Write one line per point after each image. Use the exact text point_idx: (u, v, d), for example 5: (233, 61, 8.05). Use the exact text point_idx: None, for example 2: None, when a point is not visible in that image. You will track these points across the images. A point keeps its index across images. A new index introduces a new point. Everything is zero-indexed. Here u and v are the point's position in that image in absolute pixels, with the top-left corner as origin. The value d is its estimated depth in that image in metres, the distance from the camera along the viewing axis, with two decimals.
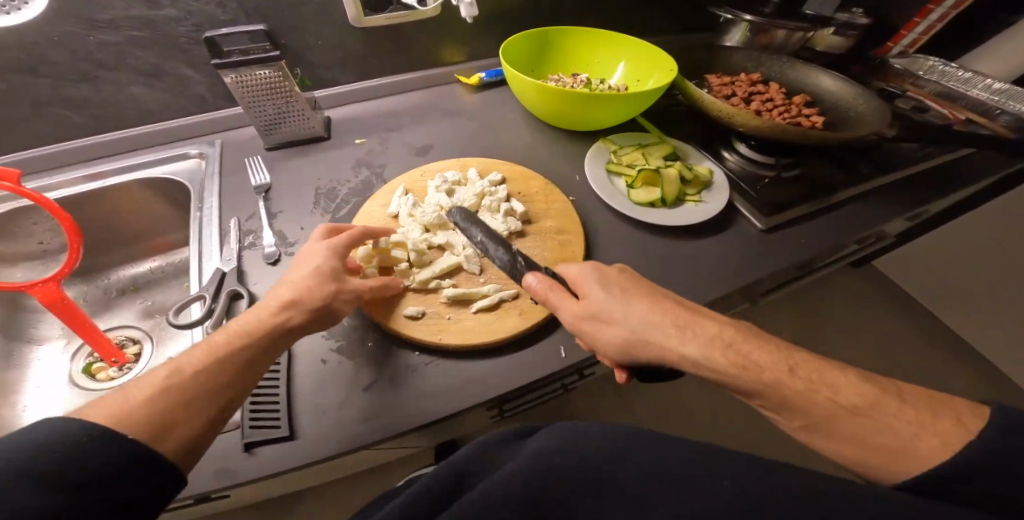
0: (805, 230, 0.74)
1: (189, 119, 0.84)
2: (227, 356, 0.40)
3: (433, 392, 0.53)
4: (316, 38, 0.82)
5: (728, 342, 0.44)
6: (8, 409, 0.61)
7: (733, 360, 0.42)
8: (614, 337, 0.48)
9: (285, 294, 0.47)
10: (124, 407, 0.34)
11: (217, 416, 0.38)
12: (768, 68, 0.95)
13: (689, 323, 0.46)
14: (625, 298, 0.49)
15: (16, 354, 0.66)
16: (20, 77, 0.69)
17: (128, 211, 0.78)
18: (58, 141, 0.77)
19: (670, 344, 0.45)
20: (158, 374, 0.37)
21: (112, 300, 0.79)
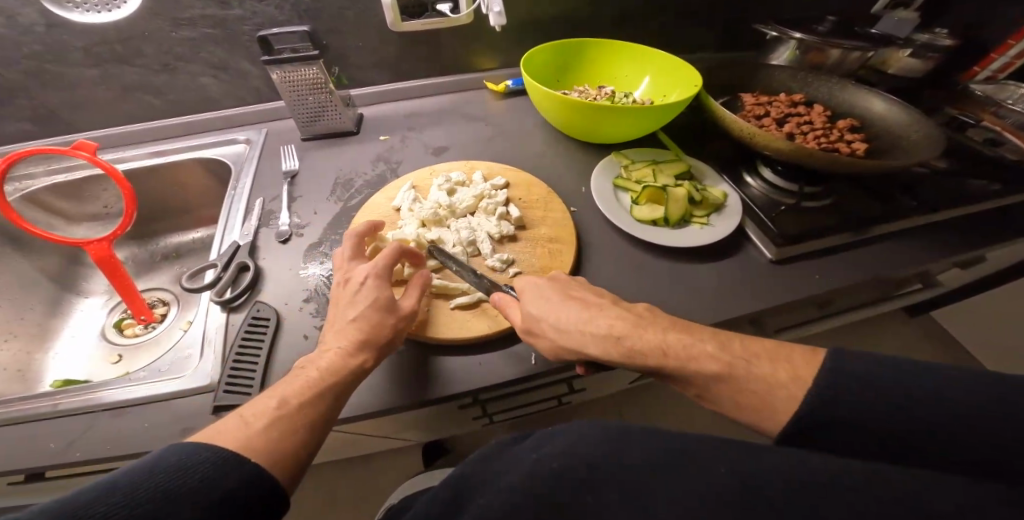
0: (824, 265, 0.68)
1: (243, 108, 0.93)
2: (323, 394, 0.47)
3: (398, 379, 0.55)
4: (360, 40, 0.89)
5: (620, 335, 0.46)
6: (43, 352, 0.72)
7: (622, 352, 0.45)
8: (545, 347, 0.50)
9: (354, 328, 0.52)
10: (248, 436, 0.40)
11: (313, 441, 0.44)
12: (814, 90, 0.89)
13: (591, 321, 0.48)
14: (548, 305, 0.51)
15: (64, 304, 0.78)
16: (116, 66, 0.81)
17: (182, 185, 0.89)
18: (136, 122, 0.90)
19: (579, 346, 0.48)
20: (269, 405, 0.44)
21: (155, 264, 0.90)
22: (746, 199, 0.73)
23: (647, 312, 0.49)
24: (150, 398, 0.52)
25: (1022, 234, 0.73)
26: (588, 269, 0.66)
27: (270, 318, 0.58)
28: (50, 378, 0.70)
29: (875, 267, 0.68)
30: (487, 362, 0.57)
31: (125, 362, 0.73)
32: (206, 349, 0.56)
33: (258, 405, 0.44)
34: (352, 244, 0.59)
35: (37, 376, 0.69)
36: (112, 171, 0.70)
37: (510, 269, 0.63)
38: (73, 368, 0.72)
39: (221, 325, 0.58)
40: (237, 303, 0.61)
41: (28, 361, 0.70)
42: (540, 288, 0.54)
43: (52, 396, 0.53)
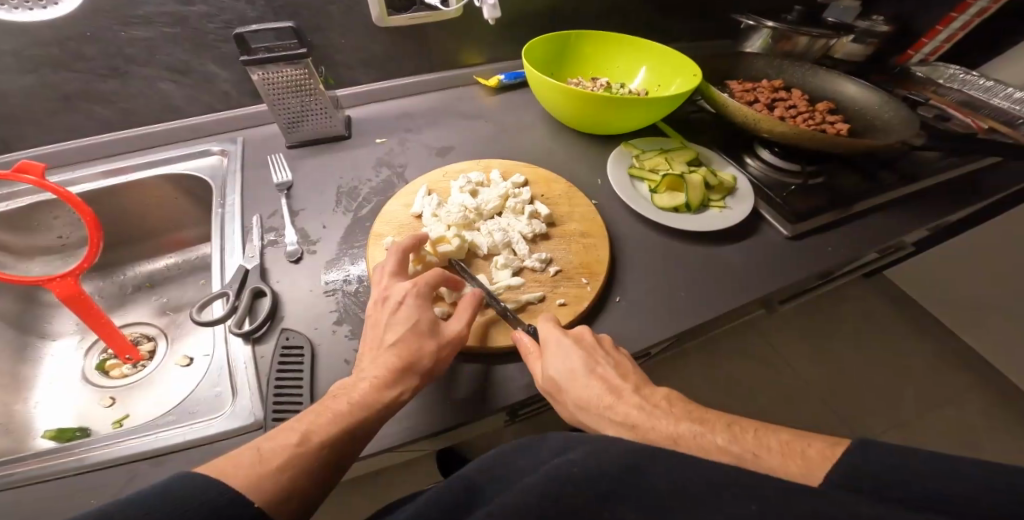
0: (829, 239, 0.73)
1: (213, 116, 0.83)
2: (347, 432, 0.42)
3: (457, 394, 0.53)
4: (342, 37, 0.82)
5: (632, 424, 0.43)
6: (20, 404, 0.63)
7: (637, 436, 0.42)
8: (561, 413, 0.49)
9: (393, 354, 0.48)
10: (259, 474, 0.37)
11: (320, 480, 0.40)
12: (790, 75, 0.95)
13: (611, 407, 0.45)
14: (565, 381, 0.48)
15: (31, 349, 0.69)
16: (55, 72, 0.69)
17: (150, 206, 0.79)
18: (84, 136, 0.78)
19: (598, 427, 0.45)
20: (290, 440, 0.40)
21: (128, 296, 0.80)
22: (754, 182, 0.76)
23: (666, 401, 0.45)
24: (186, 445, 0.47)
25: (980, 197, 0.84)
26: (622, 262, 0.66)
27: (304, 346, 0.54)
28: (39, 426, 0.62)
29: (869, 235, 0.74)
30: None
31: (121, 407, 0.66)
32: (239, 389, 0.51)
33: (279, 439, 0.40)
34: (392, 258, 0.56)
35: (24, 428, 0.60)
36: (69, 195, 0.61)
37: (549, 268, 0.62)
38: (58, 417, 0.64)
39: (249, 358, 0.53)
40: (260, 333, 0.55)
41: (9, 414, 0.61)
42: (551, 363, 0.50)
43: (66, 452, 0.47)
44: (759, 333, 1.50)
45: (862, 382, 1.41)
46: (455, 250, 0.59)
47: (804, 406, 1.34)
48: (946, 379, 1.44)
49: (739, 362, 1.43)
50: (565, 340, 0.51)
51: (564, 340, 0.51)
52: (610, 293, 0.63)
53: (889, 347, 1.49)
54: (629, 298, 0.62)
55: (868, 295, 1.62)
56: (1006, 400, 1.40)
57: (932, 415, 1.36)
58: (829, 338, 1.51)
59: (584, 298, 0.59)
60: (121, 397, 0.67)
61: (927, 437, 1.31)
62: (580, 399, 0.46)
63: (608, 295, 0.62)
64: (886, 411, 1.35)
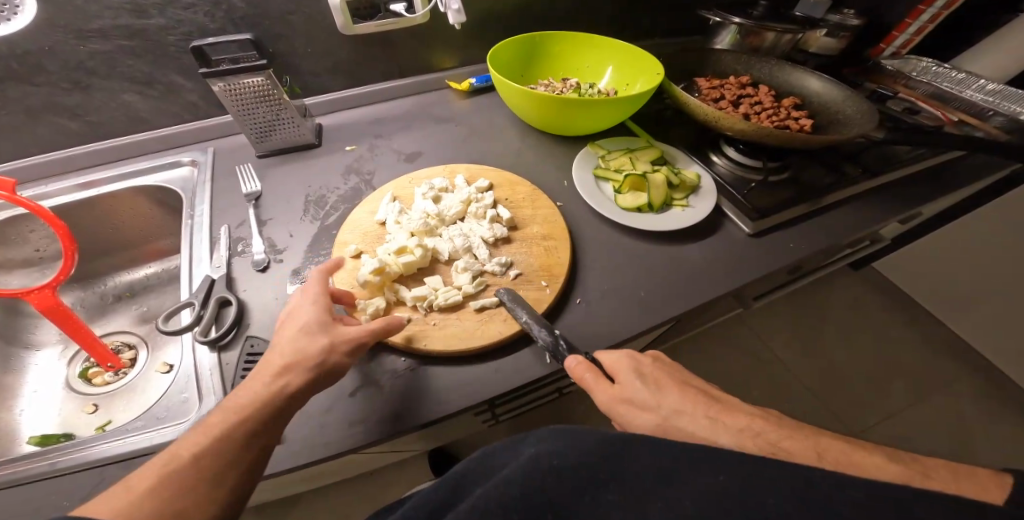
0: (793, 234, 0.74)
1: (183, 126, 0.84)
2: (224, 441, 0.41)
3: (417, 398, 0.54)
4: (306, 45, 0.83)
5: (758, 432, 0.41)
6: (8, 413, 0.64)
7: (766, 448, 0.39)
8: (648, 423, 0.45)
9: (281, 355, 0.47)
10: (127, 502, 0.35)
11: (214, 498, 0.39)
12: (758, 70, 0.95)
13: (719, 416, 0.43)
14: (664, 388, 0.46)
15: (15, 359, 0.70)
16: (17, 87, 0.70)
17: (125, 218, 0.80)
18: (54, 149, 0.79)
19: (707, 435, 0.41)
20: (158, 461, 0.39)
21: (109, 305, 0.82)
22: (716, 179, 0.77)
23: (774, 413, 0.44)
24: (155, 448, 0.49)
25: (947, 188, 0.85)
26: (583, 264, 0.67)
27: (267, 353, 0.55)
28: (23, 433, 0.63)
29: (832, 229, 0.75)
30: (504, 364, 0.57)
31: (104, 414, 0.68)
32: (205, 395, 0.53)
33: (146, 476, 0.38)
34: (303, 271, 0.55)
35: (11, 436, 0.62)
36: (40, 208, 0.62)
37: (510, 272, 0.63)
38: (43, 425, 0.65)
39: (215, 366, 0.55)
40: (225, 341, 0.57)
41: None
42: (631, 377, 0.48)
43: (40, 457, 0.49)
44: (745, 327, 1.51)
45: (848, 373, 1.42)
46: (416, 258, 0.60)
47: (790, 398, 1.36)
48: (930, 366, 1.45)
49: (726, 356, 1.44)
50: (645, 358, 0.51)
51: (643, 357, 0.51)
52: (570, 294, 0.64)
53: (874, 338, 1.51)
54: (588, 299, 0.64)
55: (853, 287, 1.63)
56: (990, 386, 1.42)
57: (917, 405, 1.37)
58: (814, 329, 1.52)
59: (543, 301, 0.61)
60: (104, 404, 0.69)
61: (912, 426, 1.33)
62: (677, 402, 0.45)
63: (568, 297, 0.64)
64: (872, 402, 1.37)
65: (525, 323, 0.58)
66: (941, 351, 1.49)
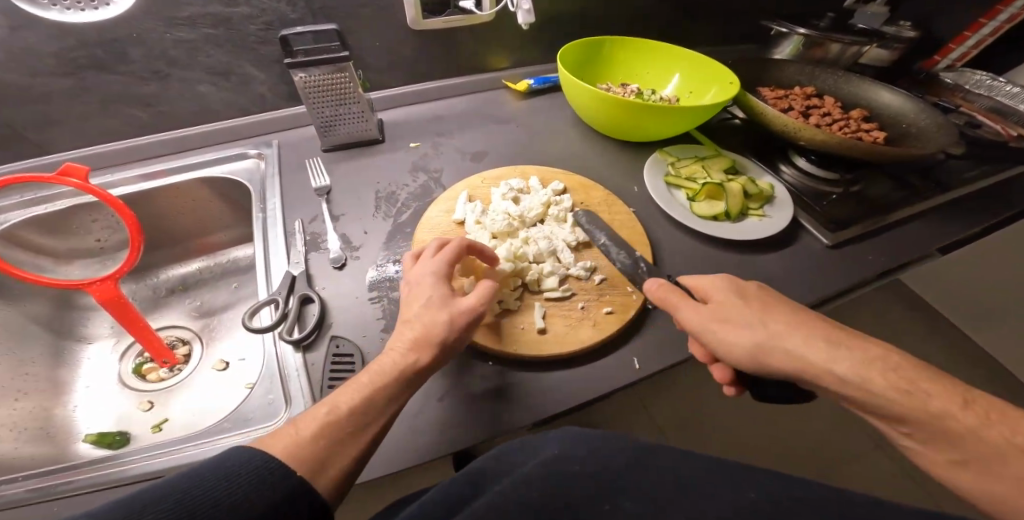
0: (869, 247, 0.73)
1: (247, 119, 0.83)
2: (370, 402, 0.43)
3: (506, 403, 0.53)
4: (378, 39, 0.82)
5: (886, 365, 0.44)
6: (61, 408, 0.59)
7: (894, 383, 0.43)
8: (743, 341, 0.48)
9: (412, 327, 0.48)
10: (294, 445, 0.39)
11: (361, 452, 0.42)
12: (823, 81, 0.97)
13: (836, 342, 0.46)
14: (774, 316, 0.48)
15: (67, 354, 0.65)
16: (97, 75, 0.69)
17: (188, 209, 0.79)
18: (126, 139, 0.79)
19: (813, 357, 0.45)
20: (318, 413, 0.42)
21: (162, 299, 0.80)
22: (790, 190, 0.77)
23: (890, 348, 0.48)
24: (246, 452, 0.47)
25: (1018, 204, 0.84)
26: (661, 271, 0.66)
27: (354, 354, 0.54)
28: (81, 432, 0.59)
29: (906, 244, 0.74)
30: (591, 370, 0.56)
31: (160, 411, 0.63)
32: (292, 395, 0.52)
33: (308, 425, 0.41)
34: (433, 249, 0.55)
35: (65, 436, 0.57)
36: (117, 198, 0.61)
37: (594, 276, 0.62)
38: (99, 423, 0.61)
39: (301, 365, 0.54)
40: (309, 340, 0.55)
41: (47, 418, 0.58)
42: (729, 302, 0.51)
43: (126, 457, 0.47)
44: None
45: None
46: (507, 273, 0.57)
47: None
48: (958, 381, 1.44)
49: None
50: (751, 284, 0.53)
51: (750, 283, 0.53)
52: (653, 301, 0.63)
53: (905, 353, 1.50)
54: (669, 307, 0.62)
55: (884, 302, 1.62)
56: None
57: None
58: None
59: (630, 306, 0.60)
60: (160, 400, 0.64)
61: None
62: (790, 328, 0.47)
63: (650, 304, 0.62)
64: None
65: (613, 329, 0.58)
66: (976, 369, 1.47)
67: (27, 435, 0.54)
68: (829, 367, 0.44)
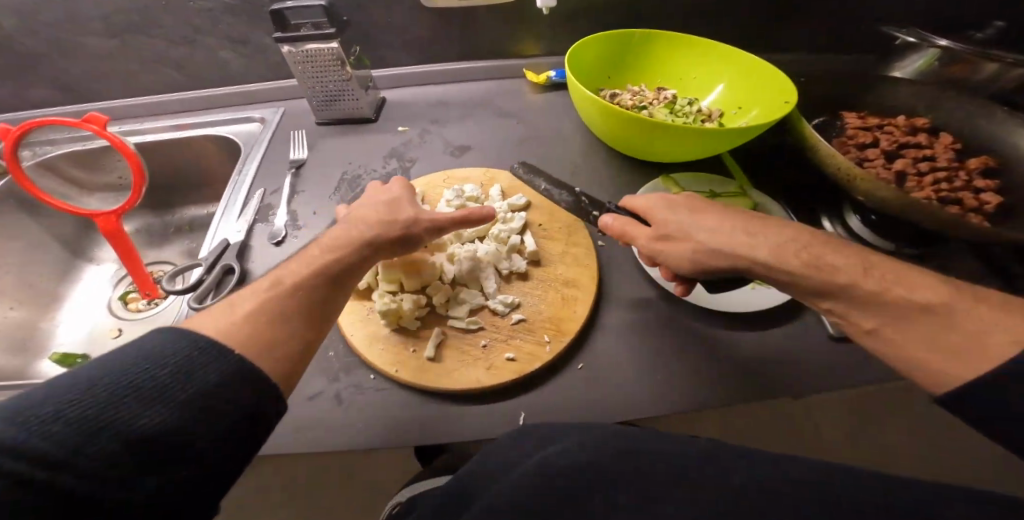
0: None
1: (262, 84, 0.85)
2: (287, 294, 0.42)
3: (368, 426, 0.49)
4: (388, 14, 0.79)
5: (863, 266, 0.40)
6: (45, 323, 0.71)
7: (822, 267, 0.41)
8: (683, 252, 0.46)
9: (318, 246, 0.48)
10: (229, 322, 0.38)
11: (303, 338, 0.41)
12: (947, 112, 0.73)
13: (771, 237, 0.44)
14: (702, 221, 0.46)
15: (73, 270, 0.78)
16: (136, 37, 0.77)
17: (199, 161, 0.85)
18: (151, 95, 0.85)
19: (743, 249, 0.43)
20: (226, 311, 0.39)
21: (169, 235, 0.89)
22: None
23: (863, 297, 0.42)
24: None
25: None
26: (603, 322, 0.56)
27: None
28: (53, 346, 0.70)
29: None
30: (467, 413, 0.50)
31: (120, 342, 0.71)
32: None
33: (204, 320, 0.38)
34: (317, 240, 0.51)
35: (35, 350, 0.68)
36: (122, 144, 0.69)
37: (512, 314, 0.55)
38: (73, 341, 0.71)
39: None
40: (217, 310, 0.57)
41: (31, 332, 0.69)
42: (665, 216, 0.48)
43: (22, 391, 0.52)
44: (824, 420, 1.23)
45: None
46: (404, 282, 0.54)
47: None
48: None
49: None
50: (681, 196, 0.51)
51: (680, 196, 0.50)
52: (575, 356, 0.53)
53: None
54: (594, 367, 0.53)
55: None
56: None
57: None
58: None
59: (538, 358, 0.52)
60: (126, 330, 0.72)
61: None
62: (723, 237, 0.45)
63: (569, 358, 0.53)
64: None
65: (507, 379, 0.51)
66: None
67: (2, 340, 0.65)
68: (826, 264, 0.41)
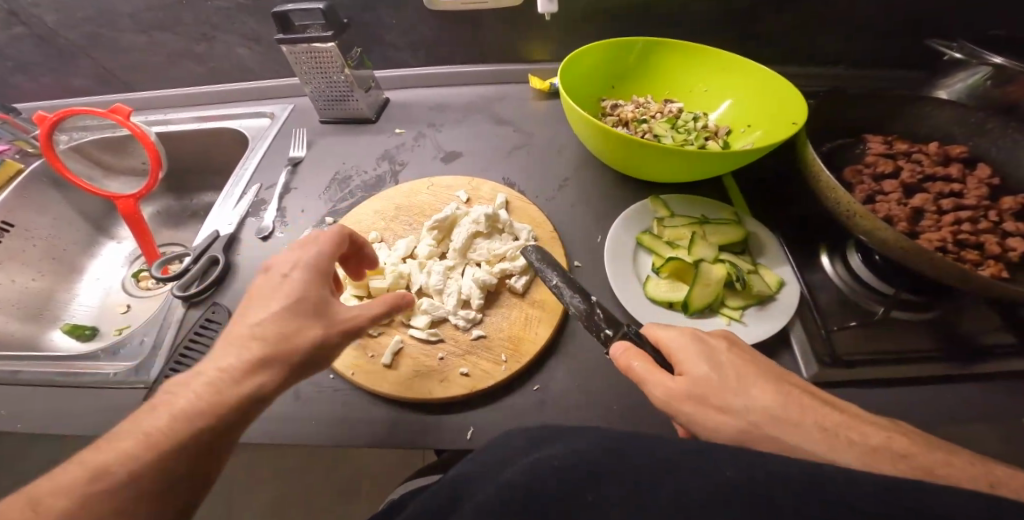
0: (914, 397, 0.48)
1: (277, 82, 0.88)
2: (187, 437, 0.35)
3: (319, 425, 0.50)
4: (395, 17, 0.80)
5: (894, 450, 0.33)
6: (68, 291, 0.80)
7: (908, 470, 0.31)
8: (728, 429, 0.36)
9: (254, 338, 0.39)
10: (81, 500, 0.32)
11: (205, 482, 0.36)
12: (989, 142, 0.66)
13: (841, 423, 0.34)
14: (746, 382, 0.38)
15: (96, 246, 0.87)
16: (161, 33, 0.81)
17: (214, 151, 0.90)
18: (180, 87, 0.90)
19: (820, 451, 0.33)
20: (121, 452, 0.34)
21: (185, 219, 0.95)
22: (806, 292, 0.54)
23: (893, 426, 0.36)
24: (89, 384, 0.54)
25: None
26: (567, 344, 0.55)
27: (221, 323, 0.56)
28: (66, 316, 0.78)
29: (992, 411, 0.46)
30: (416, 422, 0.50)
31: (127, 316, 0.79)
32: (156, 343, 0.56)
33: (62, 478, 0.33)
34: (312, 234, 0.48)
35: (53, 316, 0.76)
36: (143, 134, 0.74)
37: (472, 331, 0.54)
38: (86, 312, 0.80)
39: (178, 321, 0.58)
40: (198, 300, 0.60)
41: (52, 300, 0.77)
42: (703, 360, 0.40)
43: (17, 362, 0.57)
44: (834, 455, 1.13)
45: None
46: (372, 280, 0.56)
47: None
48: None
49: None
50: (719, 342, 0.42)
51: (717, 341, 0.42)
52: (531, 378, 0.52)
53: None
54: (549, 390, 0.51)
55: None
56: None
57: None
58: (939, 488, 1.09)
59: (491, 378, 0.51)
60: (132, 306, 0.81)
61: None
62: (769, 402, 0.36)
63: (526, 378, 0.52)
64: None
65: (457, 395, 0.50)
66: None
67: (21, 309, 0.74)
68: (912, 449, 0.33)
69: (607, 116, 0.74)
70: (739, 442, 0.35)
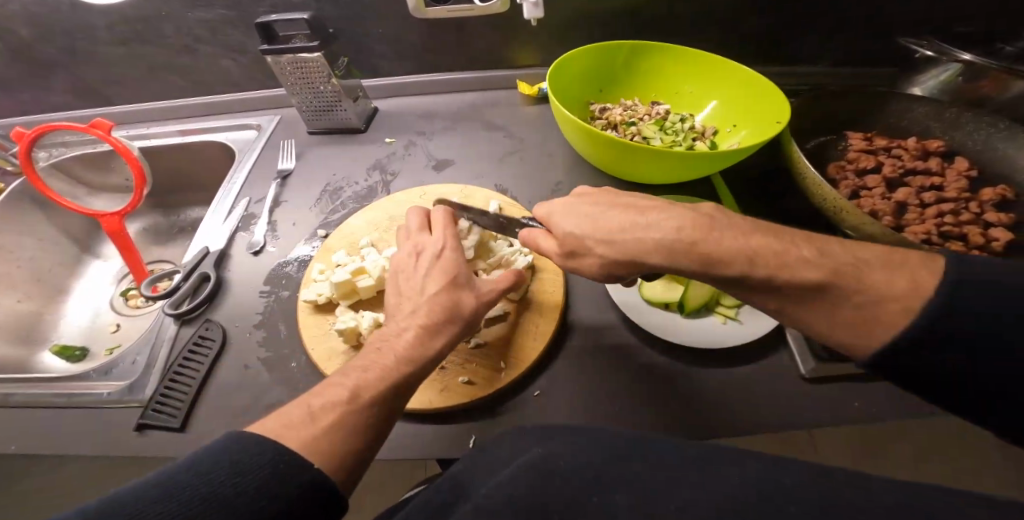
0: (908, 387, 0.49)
1: (262, 92, 0.87)
2: (395, 388, 0.40)
3: None
4: (380, 26, 0.80)
5: (687, 239, 0.36)
6: (55, 312, 0.79)
7: (699, 258, 0.35)
8: (595, 267, 0.42)
9: (424, 309, 0.46)
10: (313, 435, 0.34)
11: (373, 444, 0.37)
12: (965, 134, 0.67)
13: (645, 227, 0.38)
14: (585, 222, 0.42)
15: (83, 266, 0.85)
16: (143, 46, 0.80)
17: (200, 165, 0.88)
18: (163, 101, 0.89)
19: (638, 259, 0.39)
20: (339, 397, 0.37)
21: (173, 234, 0.93)
22: None
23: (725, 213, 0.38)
24: (81, 404, 0.53)
25: None
26: (565, 349, 0.55)
27: (215, 339, 0.56)
28: (55, 337, 0.76)
29: None
30: (416, 435, 0.49)
31: (118, 337, 0.78)
32: (150, 359, 0.55)
33: (326, 395, 0.37)
34: (420, 218, 0.56)
35: (40, 338, 0.75)
36: (125, 149, 0.72)
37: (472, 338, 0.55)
38: (74, 333, 0.78)
39: (171, 337, 0.57)
40: (190, 316, 0.59)
41: (39, 323, 0.76)
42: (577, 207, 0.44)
43: (8, 384, 0.57)
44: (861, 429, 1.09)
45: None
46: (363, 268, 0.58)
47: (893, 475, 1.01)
48: None
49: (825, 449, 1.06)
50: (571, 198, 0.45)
51: (571, 199, 0.44)
52: (532, 383, 0.53)
53: None
54: (550, 395, 0.51)
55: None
56: None
57: None
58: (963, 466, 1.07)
59: (493, 383, 0.51)
60: (122, 326, 0.79)
61: None
62: (601, 233, 0.40)
63: (527, 384, 0.52)
64: None
65: (457, 403, 0.50)
66: None
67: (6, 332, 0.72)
68: (800, 256, 0.34)
69: (596, 119, 0.75)
70: (606, 275, 0.42)
